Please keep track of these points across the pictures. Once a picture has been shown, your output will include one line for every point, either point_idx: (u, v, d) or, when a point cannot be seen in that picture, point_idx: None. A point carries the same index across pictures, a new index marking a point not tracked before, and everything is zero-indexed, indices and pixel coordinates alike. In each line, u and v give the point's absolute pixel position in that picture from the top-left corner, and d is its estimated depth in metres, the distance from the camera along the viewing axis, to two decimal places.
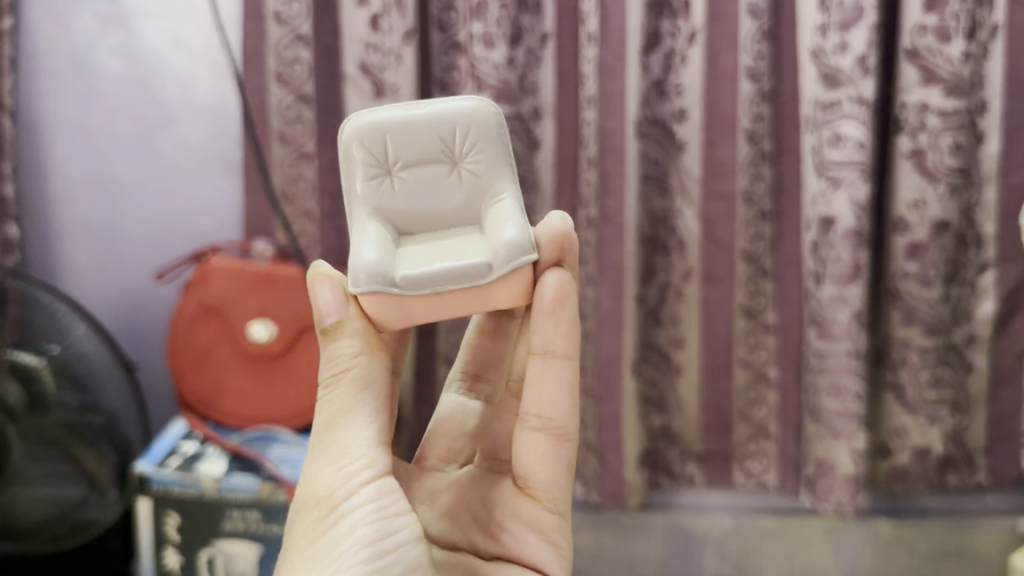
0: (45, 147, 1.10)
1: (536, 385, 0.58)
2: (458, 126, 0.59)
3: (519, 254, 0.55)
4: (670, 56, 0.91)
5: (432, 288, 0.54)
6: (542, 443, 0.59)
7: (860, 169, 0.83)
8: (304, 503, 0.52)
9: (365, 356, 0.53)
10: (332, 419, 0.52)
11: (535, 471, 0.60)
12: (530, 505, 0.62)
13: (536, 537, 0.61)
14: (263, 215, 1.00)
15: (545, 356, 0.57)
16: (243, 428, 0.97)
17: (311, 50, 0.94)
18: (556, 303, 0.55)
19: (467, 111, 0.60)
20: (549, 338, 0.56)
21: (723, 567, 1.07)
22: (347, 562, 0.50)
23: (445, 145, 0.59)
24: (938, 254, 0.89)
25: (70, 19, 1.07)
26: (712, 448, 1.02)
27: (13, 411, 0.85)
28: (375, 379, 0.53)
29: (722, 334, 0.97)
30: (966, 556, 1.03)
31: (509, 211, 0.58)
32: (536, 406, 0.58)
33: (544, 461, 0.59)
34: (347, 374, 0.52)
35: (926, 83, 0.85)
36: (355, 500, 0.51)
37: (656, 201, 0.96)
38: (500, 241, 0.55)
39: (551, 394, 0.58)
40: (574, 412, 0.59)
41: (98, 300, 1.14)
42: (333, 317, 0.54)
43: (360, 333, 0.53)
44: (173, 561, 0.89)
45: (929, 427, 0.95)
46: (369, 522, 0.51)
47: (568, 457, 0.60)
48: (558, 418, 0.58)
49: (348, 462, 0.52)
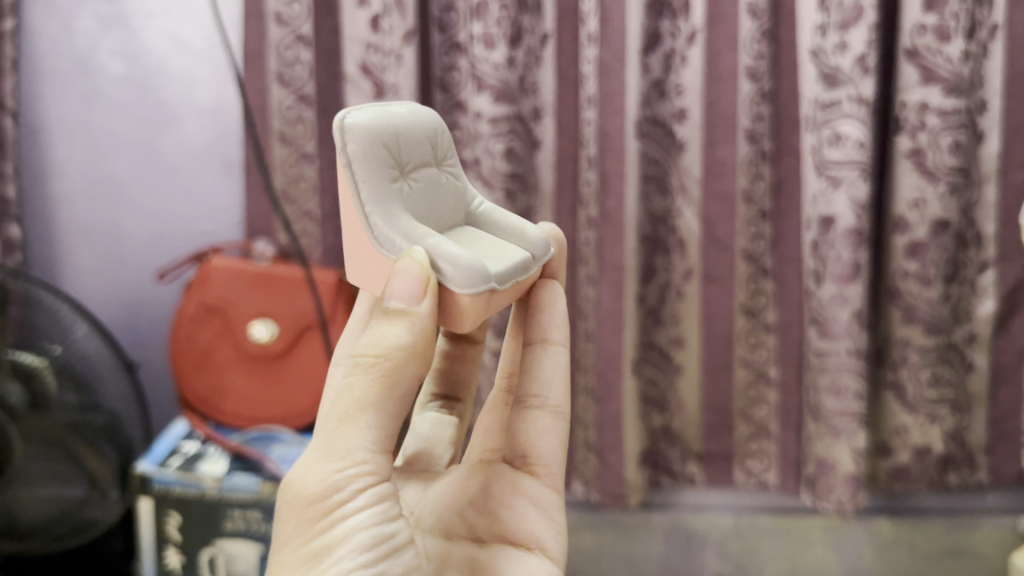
0: (46, 148, 1.11)
1: (535, 370, 0.64)
2: (437, 130, 0.61)
3: (548, 248, 0.62)
4: (670, 56, 0.91)
5: (510, 280, 0.56)
6: (542, 420, 0.64)
7: (860, 169, 0.84)
8: (298, 498, 0.49)
9: (400, 359, 0.48)
10: (340, 418, 0.49)
11: (537, 446, 0.64)
12: (531, 480, 0.64)
13: (538, 512, 0.63)
14: (264, 215, 1.00)
15: (543, 344, 0.64)
16: (244, 428, 0.97)
17: (312, 51, 0.94)
18: (546, 300, 0.64)
19: (435, 116, 0.61)
20: (544, 327, 0.64)
21: (723, 568, 1.06)
22: (342, 568, 0.48)
23: (432, 147, 0.60)
24: (938, 253, 0.90)
25: (70, 20, 1.07)
26: (712, 447, 1.02)
27: (13, 411, 0.84)
28: (402, 380, 0.49)
29: (722, 333, 0.98)
30: (965, 555, 1.03)
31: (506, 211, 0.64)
32: (535, 387, 0.64)
33: (544, 437, 0.64)
34: (371, 374, 0.48)
35: (926, 82, 0.85)
36: (354, 505, 0.49)
37: (656, 200, 0.96)
38: (537, 235, 0.61)
39: (548, 375, 0.64)
40: (568, 391, 0.65)
41: (99, 301, 1.14)
42: (402, 304, 0.49)
43: (416, 331, 0.49)
44: (174, 561, 0.89)
45: (929, 426, 0.94)
46: (367, 527, 0.50)
47: (563, 433, 0.65)
48: (554, 397, 0.65)
49: (348, 465, 0.48)
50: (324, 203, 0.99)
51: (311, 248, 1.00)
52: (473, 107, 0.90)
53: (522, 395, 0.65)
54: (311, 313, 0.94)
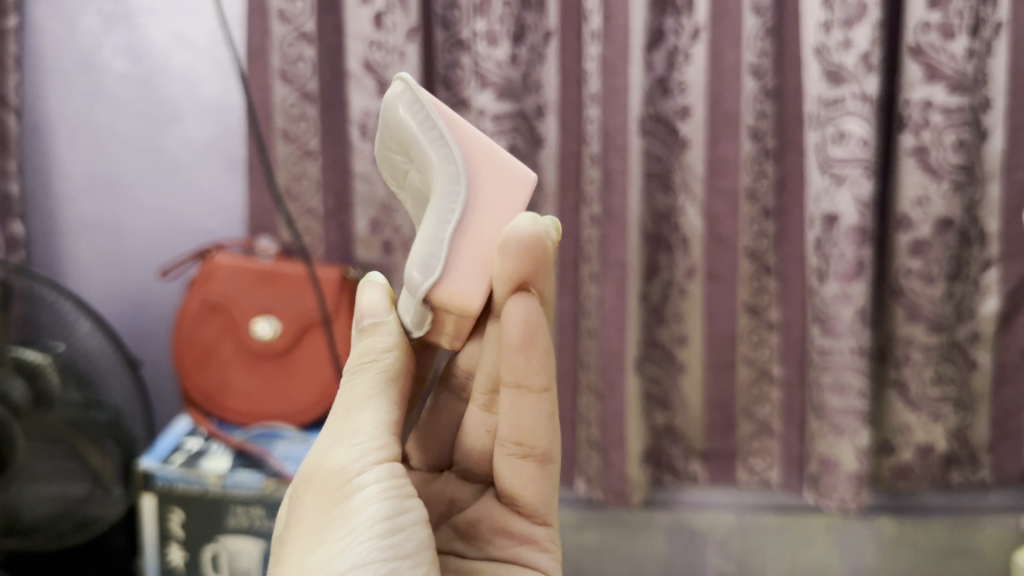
0: (50, 146, 1.11)
1: (512, 415, 0.56)
2: (387, 136, 0.53)
3: (417, 285, 0.49)
4: (674, 54, 0.91)
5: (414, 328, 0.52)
6: (526, 469, 0.58)
7: (864, 167, 0.84)
8: (319, 477, 0.52)
9: (396, 352, 0.54)
10: (353, 400, 0.53)
11: (522, 493, 0.59)
12: (519, 518, 0.60)
13: (529, 549, 0.60)
14: (267, 213, 1.00)
15: (520, 390, 0.55)
16: (248, 424, 0.97)
17: (315, 48, 0.94)
18: (524, 333, 0.52)
19: (384, 116, 0.53)
20: (523, 373, 0.54)
21: (726, 565, 1.08)
22: (360, 538, 0.49)
23: (395, 154, 0.54)
24: (941, 251, 0.89)
25: (75, 17, 1.07)
26: (715, 445, 1.02)
27: (18, 407, 0.83)
28: (402, 374, 0.54)
29: (725, 330, 0.97)
30: (968, 553, 1.03)
31: (433, 221, 0.50)
32: (514, 435, 0.56)
33: (524, 484, 0.58)
34: (374, 365, 0.53)
35: (930, 80, 0.85)
36: (368, 477, 0.51)
37: (660, 198, 0.95)
38: (410, 277, 0.50)
39: (530, 423, 0.56)
40: (554, 437, 0.57)
41: (101, 297, 1.15)
42: (372, 317, 0.54)
43: (397, 333, 0.54)
44: (178, 557, 0.89)
45: (932, 424, 0.94)
46: (381, 499, 0.50)
47: (552, 476, 0.59)
48: (539, 444, 0.57)
49: (361, 441, 0.52)
50: (326, 200, 0.99)
51: (314, 246, 1.00)
52: (476, 105, 0.90)
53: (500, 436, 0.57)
54: (315, 310, 0.94)
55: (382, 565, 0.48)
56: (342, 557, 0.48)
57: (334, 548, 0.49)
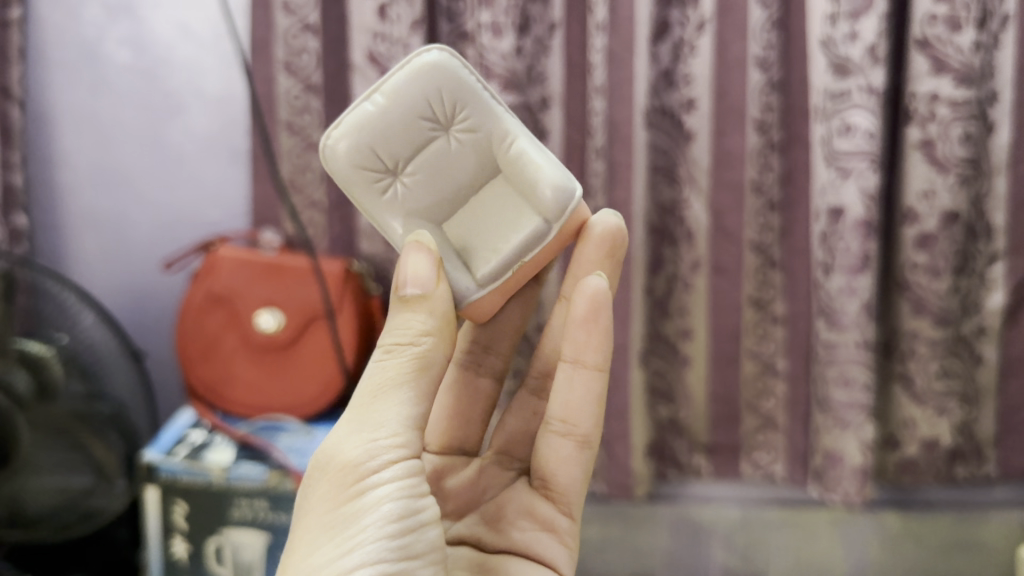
0: (53, 138, 1.11)
1: (566, 393, 0.62)
2: (424, 101, 0.58)
3: (565, 203, 0.58)
4: (679, 46, 0.90)
5: (515, 261, 0.59)
6: (565, 447, 0.63)
7: (870, 159, 0.83)
8: (334, 466, 0.53)
9: (431, 337, 0.54)
10: (378, 390, 0.53)
11: (556, 474, 0.64)
12: (547, 505, 0.65)
13: (550, 532, 0.64)
14: (271, 205, 1.01)
15: (575, 364, 0.61)
16: (252, 416, 0.98)
17: (319, 40, 0.93)
18: (591, 311, 0.60)
19: (432, 76, 0.58)
20: (579, 347, 0.61)
21: (729, 559, 1.07)
22: (370, 536, 0.51)
23: (430, 118, 0.59)
24: (948, 244, 0.89)
25: (80, 9, 1.07)
26: (719, 439, 1.02)
27: (20, 398, 0.84)
28: (434, 362, 0.54)
29: (730, 324, 0.97)
30: (972, 548, 1.03)
31: (536, 153, 0.59)
32: (563, 412, 0.63)
33: (564, 465, 0.63)
34: (411, 349, 0.53)
35: (937, 72, 0.84)
36: (385, 475, 0.52)
37: (665, 191, 0.95)
38: (549, 201, 0.58)
39: (578, 401, 0.62)
40: (597, 421, 0.63)
41: (104, 290, 1.15)
42: (417, 288, 0.54)
43: (434, 313, 0.54)
44: (181, 550, 0.89)
45: (937, 418, 0.94)
46: (395, 499, 0.52)
47: (588, 464, 0.64)
48: (582, 426, 0.63)
49: (383, 436, 0.52)
50: (330, 193, 0.99)
51: (318, 239, 1.00)
52: None
53: (548, 415, 0.64)
54: (319, 301, 0.94)
55: (389, 564, 0.51)
56: (351, 554, 0.51)
57: (344, 542, 0.51)
